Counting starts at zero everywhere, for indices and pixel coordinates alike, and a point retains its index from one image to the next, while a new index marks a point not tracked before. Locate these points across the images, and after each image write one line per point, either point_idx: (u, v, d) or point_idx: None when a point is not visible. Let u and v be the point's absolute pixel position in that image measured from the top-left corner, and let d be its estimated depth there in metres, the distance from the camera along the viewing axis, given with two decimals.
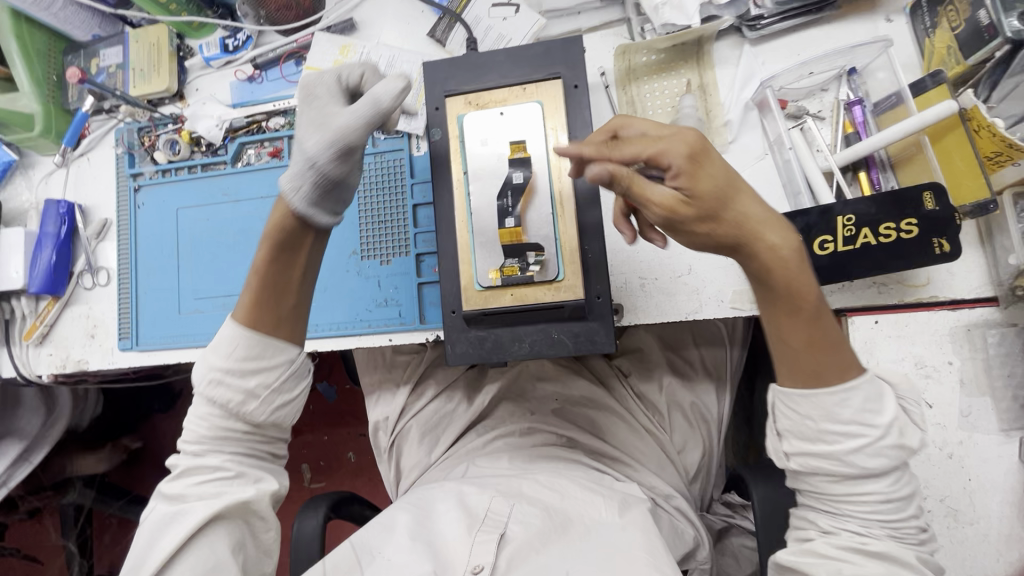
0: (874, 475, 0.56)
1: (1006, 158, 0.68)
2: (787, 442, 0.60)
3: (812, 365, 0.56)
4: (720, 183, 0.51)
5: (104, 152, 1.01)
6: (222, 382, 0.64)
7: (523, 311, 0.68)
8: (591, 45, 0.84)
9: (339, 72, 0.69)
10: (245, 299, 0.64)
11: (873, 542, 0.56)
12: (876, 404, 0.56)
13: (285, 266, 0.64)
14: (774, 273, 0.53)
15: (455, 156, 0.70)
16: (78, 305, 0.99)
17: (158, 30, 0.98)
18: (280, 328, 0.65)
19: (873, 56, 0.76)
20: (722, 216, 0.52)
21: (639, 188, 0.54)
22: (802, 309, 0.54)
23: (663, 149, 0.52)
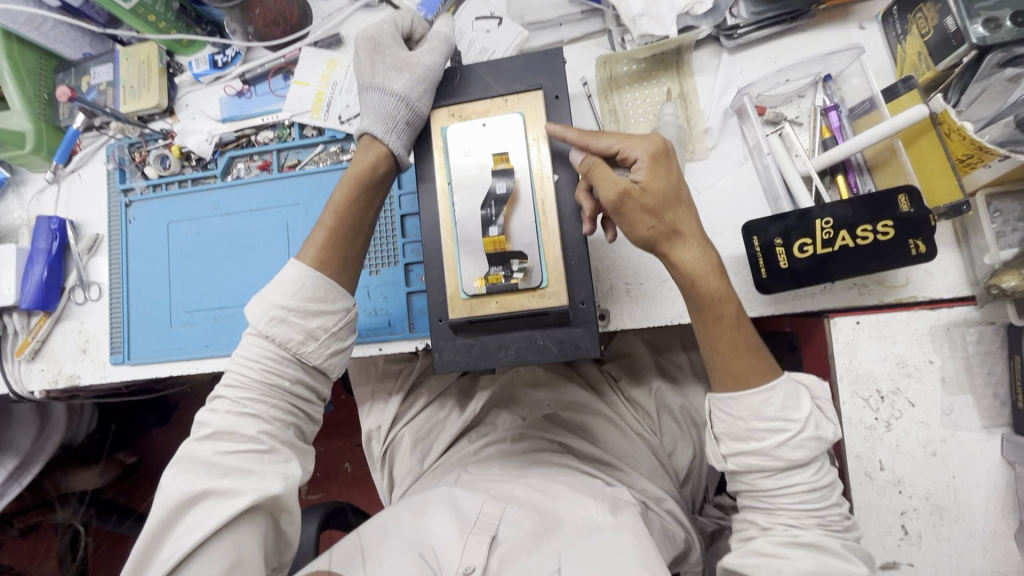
0: (799, 465, 0.65)
1: (977, 160, 0.69)
2: (723, 444, 0.69)
3: (737, 368, 0.66)
4: (668, 185, 0.63)
5: (96, 169, 1.02)
6: (284, 320, 0.74)
7: (508, 318, 0.69)
8: (572, 56, 0.87)
9: (393, 22, 0.78)
10: (317, 243, 0.77)
11: (805, 534, 0.65)
12: (794, 401, 0.65)
13: (353, 216, 0.77)
14: (698, 281, 0.64)
15: (439, 168, 0.72)
16: (69, 320, 1.00)
17: (148, 48, 0.99)
18: (342, 273, 0.78)
19: (847, 63, 0.78)
20: (664, 214, 0.63)
21: (602, 172, 0.63)
22: (725, 314, 0.65)
23: (631, 146, 0.64)
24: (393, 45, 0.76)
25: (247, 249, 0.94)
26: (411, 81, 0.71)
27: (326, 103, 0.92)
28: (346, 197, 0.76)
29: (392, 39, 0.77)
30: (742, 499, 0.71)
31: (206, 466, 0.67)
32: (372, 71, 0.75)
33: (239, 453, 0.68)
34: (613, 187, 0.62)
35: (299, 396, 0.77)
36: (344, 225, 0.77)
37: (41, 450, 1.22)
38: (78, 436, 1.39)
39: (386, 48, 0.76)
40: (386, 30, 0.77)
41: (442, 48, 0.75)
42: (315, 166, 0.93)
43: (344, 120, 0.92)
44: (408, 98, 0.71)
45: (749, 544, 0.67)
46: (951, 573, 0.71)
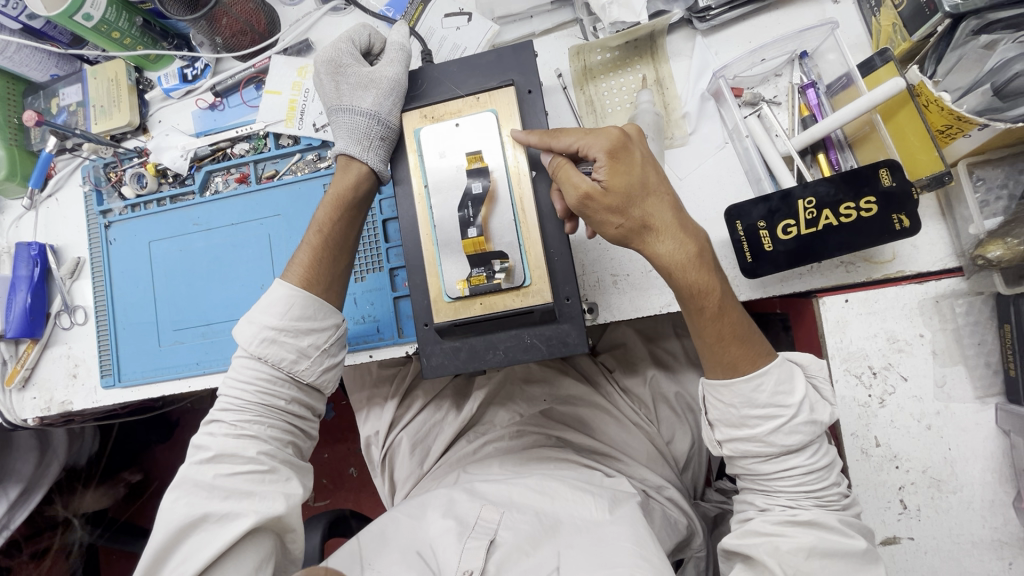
0: (794, 450, 0.65)
1: (956, 130, 0.68)
2: (718, 430, 0.69)
3: (728, 357, 0.65)
4: (631, 181, 0.62)
5: (73, 192, 1.01)
6: (275, 341, 0.74)
7: (494, 318, 0.69)
8: (544, 49, 0.85)
9: (351, 36, 0.78)
10: (303, 263, 0.76)
11: (803, 513, 0.64)
12: (788, 385, 0.65)
13: (339, 233, 0.76)
14: (676, 274, 0.63)
15: (414, 171, 0.71)
16: (57, 345, 0.99)
17: (116, 65, 0.98)
18: (330, 291, 0.77)
19: (822, 38, 0.77)
20: (630, 211, 0.62)
21: (566, 174, 0.63)
22: (706, 305, 0.64)
23: (590, 143, 0.63)
24: (354, 63, 0.76)
25: (231, 264, 0.93)
26: (378, 98, 0.72)
27: (300, 111, 0.91)
28: (328, 215, 0.75)
29: (353, 57, 0.77)
30: (742, 482, 0.71)
31: (205, 486, 0.66)
32: (336, 92, 0.76)
33: (239, 473, 0.68)
34: (576, 191, 0.62)
35: (295, 414, 0.77)
36: (329, 244, 0.76)
37: (43, 476, 1.21)
38: (81, 460, 1.38)
39: (347, 68, 0.76)
40: (345, 48, 0.77)
41: (400, 59, 0.75)
42: (293, 175, 0.92)
43: (318, 127, 0.90)
44: (379, 114, 0.71)
45: (747, 525, 0.67)
46: (952, 545, 0.71)
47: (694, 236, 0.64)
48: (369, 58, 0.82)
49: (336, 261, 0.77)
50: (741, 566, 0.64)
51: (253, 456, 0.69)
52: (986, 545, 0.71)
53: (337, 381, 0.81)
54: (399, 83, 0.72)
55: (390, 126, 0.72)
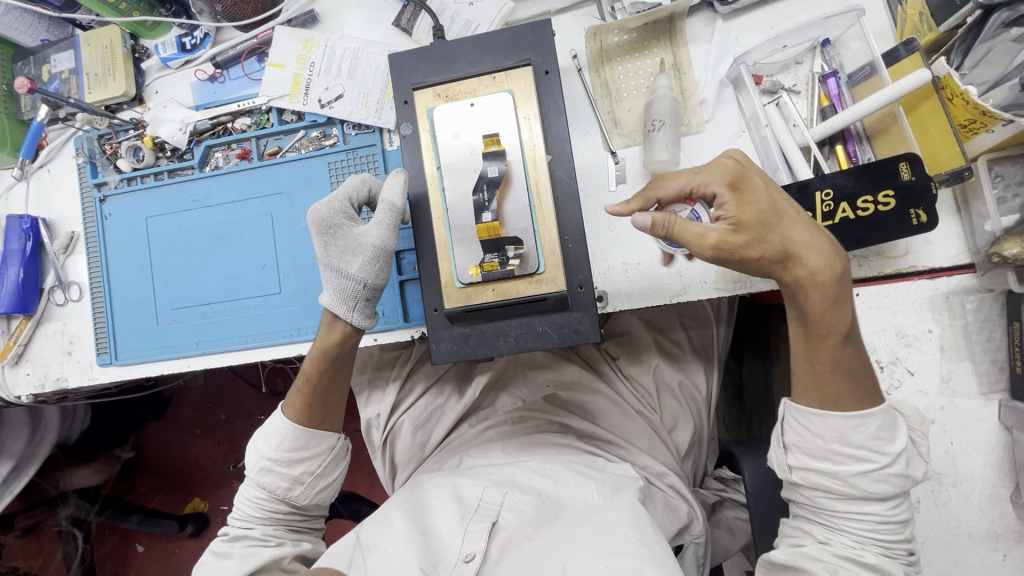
0: (877, 497, 0.62)
1: (980, 125, 0.67)
2: (793, 455, 0.66)
3: (832, 390, 0.62)
4: (763, 210, 0.59)
5: (65, 163, 0.98)
6: (270, 470, 0.76)
7: (505, 306, 0.68)
8: (560, 28, 0.83)
9: (348, 193, 0.75)
10: (296, 403, 0.78)
11: (867, 555, 0.61)
12: (889, 433, 0.62)
13: (327, 378, 0.77)
14: (811, 299, 0.61)
15: (427, 153, 0.69)
16: (51, 322, 0.96)
17: (110, 31, 0.94)
18: (326, 422, 0.78)
19: (846, 26, 0.75)
20: (769, 238, 0.59)
21: (682, 228, 0.61)
22: (831, 335, 0.61)
23: (707, 181, 0.61)
24: (346, 223, 0.75)
25: (232, 243, 0.90)
26: (364, 264, 0.73)
27: (305, 85, 0.87)
28: (313, 367, 0.76)
29: (345, 217, 0.75)
30: (798, 511, 0.68)
31: (222, 553, 0.73)
32: (323, 254, 0.74)
33: (251, 544, 0.74)
34: (702, 242, 0.61)
35: (295, 518, 0.79)
36: (319, 386, 0.76)
37: (35, 453, 1.19)
38: (72, 437, 1.32)
39: (339, 228, 0.74)
40: (337, 207, 0.74)
41: (390, 221, 0.71)
42: (297, 152, 0.89)
43: (324, 103, 0.87)
44: (365, 281, 0.73)
45: (799, 548, 0.63)
46: (949, 537, 0.73)
47: (837, 256, 0.61)
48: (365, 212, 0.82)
49: (349, 248, 0.74)
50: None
51: (259, 536, 0.75)
52: (982, 537, 0.72)
53: (337, 491, 0.82)
54: (385, 250, 0.73)
55: (373, 287, 0.74)
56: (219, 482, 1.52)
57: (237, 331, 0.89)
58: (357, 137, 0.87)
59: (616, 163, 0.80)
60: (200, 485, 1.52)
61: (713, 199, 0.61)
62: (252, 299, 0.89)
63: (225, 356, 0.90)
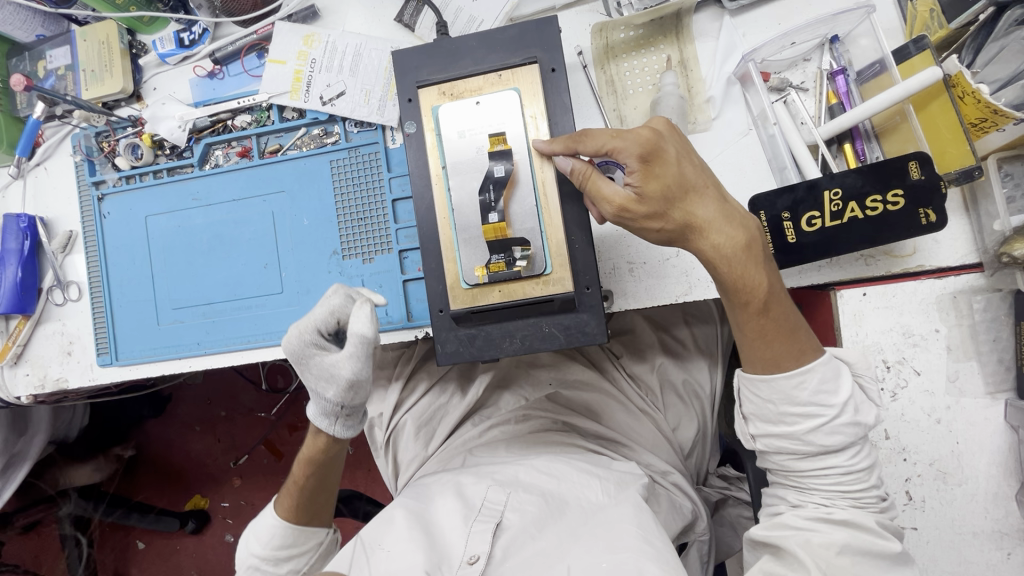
0: (834, 450, 0.62)
1: (991, 125, 0.67)
2: (754, 425, 0.67)
3: (768, 353, 0.63)
4: (667, 182, 0.60)
5: (62, 161, 0.96)
6: (258, 568, 0.77)
7: (512, 307, 0.67)
8: (566, 24, 0.82)
9: (318, 324, 0.69)
10: (284, 502, 0.78)
11: (837, 511, 0.62)
12: (832, 384, 0.62)
13: (315, 482, 0.76)
14: (720, 268, 0.61)
15: (432, 152, 0.68)
16: (50, 322, 0.95)
17: (107, 27, 0.92)
18: (314, 519, 0.78)
19: (856, 23, 0.74)
20: (670, 214, 0.61)
21: (596, 186, 0.62)
22: (751, 301, 0.61)
23: (620, 148, 0.60)
24: (319, 353, 0.70)
25: (233, 242, 0.89)
26: (341, 391, 0.70)
27: (306, 83, 0.86)
28: (301, 471, 0.77)
29: (318, 348, 0.69)
30: (774, 477, 0.69)
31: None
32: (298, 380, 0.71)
33: None
34: (610, 203, 0.62)
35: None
36: (306, 490, 0.76)
37: (24, 453, 1.18)
38: (70, 435, 1.32)
39: (311, 359, 0.70)
40: (308, 339, 0.69)
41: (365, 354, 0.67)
42: (298, 150, 0.88)
43: (326, 100, 0.85)
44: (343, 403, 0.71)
45: (777, 518, 0.65)
46: (954, 535, 0.73)
47: (743, 225, 0.61)
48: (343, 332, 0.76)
49: (324, 376, 0.70)
50: (768, 558, 0.63)
51: None
52: (987, 535, 0.72)
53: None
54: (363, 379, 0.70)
55: (353, 405, 0.73)
56: (220, 480, 1.51)
57: (239, 330, 0.88)
58: (359, 135, 0.86)
59: None
60: (200, 484, 1.52)
61: (626, 168, 0.61)
62: (254, 299, 0.88)
63: (227, 357, 0.89)
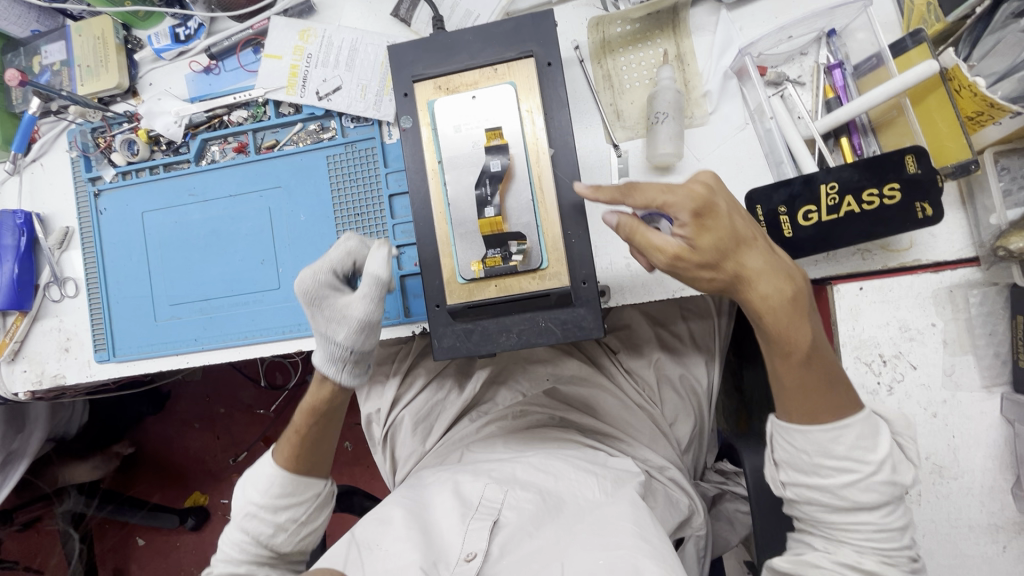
0: (868, 507, 0.62)
1: (987, 118, 0.67)
2: (784, 471, 0.66)
3: (805, 405, 0.63)
4: (721, 238, 0.59)
5: (59, 156, 0.96)
6: (255, 515, 0.76)
7: (509, 302, 0.67)
8: (562, 18, 0.81)
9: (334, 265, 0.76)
10: (283, 451, 0.78)
11: (866, 564, 0.60)
12: (870, 441, 0.62)
13: (318, 429, 0.77)
14: (766, 319, 0.61)
15: (428, 146, 0.68)
16: (47, 318, 0.95)
17: (102, 22, 0.92)
18: (314, 470, 0.78)
19: (853, 16, 0.74)
20: (723, 266, 0.60)
21: (644, 238, 0.62)
22: (793, 354, 0.61)
23: (674, 202, 0.59)
24: (332, 294, 0.75)
25: (230, 238, 0.89)
26: (351, 334, 0.74)
27: (302, 77, 0.86)
28: (304, 419, 0.77)
29: (331, 288, 0.75)
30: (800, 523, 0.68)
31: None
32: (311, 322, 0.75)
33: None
34: (659, 254, 0.62)
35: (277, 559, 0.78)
36: (308, 436, 0.77)
37: (24, 450, 1.18)
38: (70, 432, 1.31)
39: (324, 300, 0.74)
40: (323, 279, 0.75)
41: (375, 294, 0.73)
42: (295, 146, 0.88)
43: (322, 95, 0.85)
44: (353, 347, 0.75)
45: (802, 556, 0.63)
46: (949, 528, 0.73)
47: (791, 279, 0.61)
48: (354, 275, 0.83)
49: (335, 318, 0.75)
50: None
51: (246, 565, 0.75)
52: (982, 529, 0.72)
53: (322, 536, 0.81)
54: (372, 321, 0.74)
55: (360, 350, 0.76)
56: (218, 476, 1.51)
57: (236, 326, 0.89)
58: (356, 130, 0.85)
59: (618, 156, 0.79)
60: (199, 480, 1.52)
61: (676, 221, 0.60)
62: (252, 295, 0.88)
63: (225, 353, 0.89)
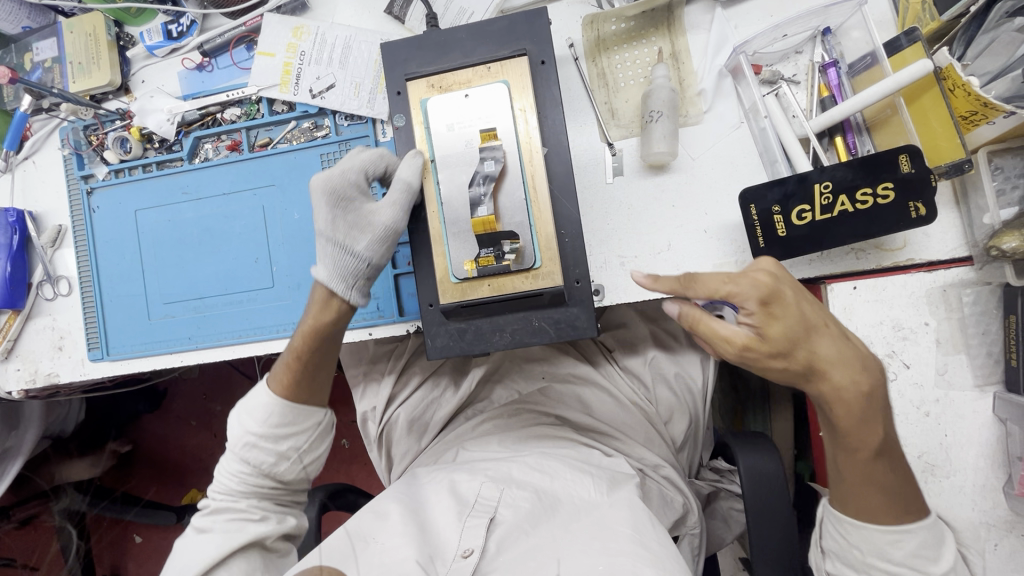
0: None
1: (981, 117, 0.67)
2: (832, 562, 0.66)
3: (865, 505, 0.61)
4: (790, 328, 0.58)
5: (51, 154, 0.96)
6: (255, 445, 0.75)
7: (502, 301, 0.67)
8: (556, 15, 0.81)
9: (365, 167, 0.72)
10: (283, 377, 0.76)
11: None
12: (932, 551, 0.60)
13: (320, 353, 0.75)
14: (836, 411, 0.59)
15: (421, 145, 0.68)
16: (41, 317, 0.95)
17: (94, 19, 0.91)
18: (314, 397, 0.77)
19: (848, 14, 0.73)
20: (793, 354, 0.58)
21: (708, 327, 0.62)
22: (860, 452, 0.60)
23: (741, 292, 0.58)
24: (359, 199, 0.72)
25: (224, 236, 0.89)
26: (372, 244, 0.71)
27: (295, 75, 0.85)
28: (303, 343, 0.74)
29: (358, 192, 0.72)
30: None
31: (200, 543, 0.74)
32: (331, 225, 0.71)
33: (234, 518, 0.73)
34: (725, 344, 0.61)
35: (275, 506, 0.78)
36: (309, 359, 0.74)
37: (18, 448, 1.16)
38: (66, 429, 1.31)
39: (350, 203, 0.72)
40: (353, 179, 0.72)
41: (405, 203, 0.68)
42: (288, 144, 0.87)
43: (316, 93, 0.85)
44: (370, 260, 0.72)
45: None
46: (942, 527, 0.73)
47: (866, 372, 0.59)
48: (380, 186, 0.83)
49: (358, 225, 0.71)
50: None
51: (244, 508, 0.75)
52: (975, 527, 0.73)
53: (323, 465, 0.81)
54: (395, 230, 0.71)
55: (376, 266, 0.73)
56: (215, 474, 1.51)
57: (230, 325, 0.88)
58: (350, 128, 0.85)
59: (613, 155, 0.79)
60: (196, 478, 1.52)
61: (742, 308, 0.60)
62: (246, 294, 0.88)
63: (219, 351, 0.89)
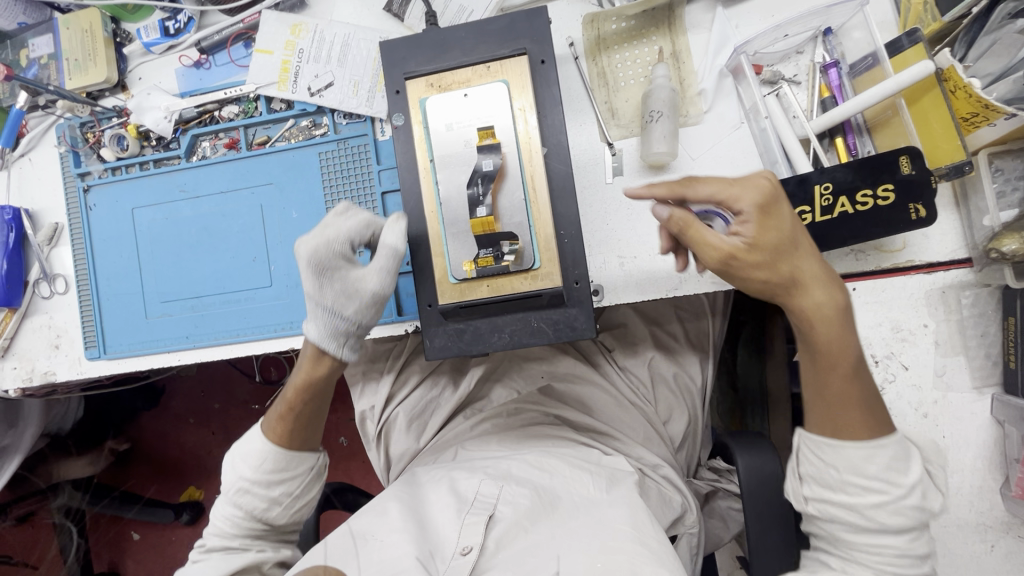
0: (892, 531, 0.58)
1: (982, 118, 0.67)
2: (808, 486, 0.63)
3: (839, 419, 0.60)
4: (781, 237, 0.59)
5: (47, 151, 0.95)
6: (248, 490, 0.73)
7: (500, 302, 0.67)
8: (556, 14, 0.80)
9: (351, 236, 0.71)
10: (276, 428, 0.75)
11: None
12: (904, 464, 0.59)
13: (312, 405, 0.74)
14: (814, 323, 0.60)
15: (419, 144, 0.68)
16: (38, 315, 0.95)
17: (90, 15, 0.90)
18: (306, 445, 0.76)
19: (849, 15, 0.73)
20: (778, 266, 0.59)
21: (698, 235, 0.61)
22: (838, 363, 0.60)
23: (737, 195, 0.59)
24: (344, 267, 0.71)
25: (222, 234, 0.88)
26: (360, 309, 0.71)
27: (294, 73, 0.85)
28: (296, 395, 0.74)
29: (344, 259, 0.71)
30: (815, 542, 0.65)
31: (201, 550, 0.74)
32: (318, 294, 0.70)
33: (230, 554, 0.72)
34: (714, 253, 0.61)
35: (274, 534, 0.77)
36: (301, 413, 0.74)
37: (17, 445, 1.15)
38: (64, 427, 1.31)
39: (337, 272, 0.70)
40: (337, 250, 0.70)
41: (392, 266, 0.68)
42: (286, 142, 0.87)
43: (314, 91, 0.84)
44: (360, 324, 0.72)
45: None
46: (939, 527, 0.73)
47: (840, 288, 0.61)
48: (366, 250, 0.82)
49: (345, 293, 0.71)
50: None
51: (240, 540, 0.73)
52: (972, 528, 0.73)
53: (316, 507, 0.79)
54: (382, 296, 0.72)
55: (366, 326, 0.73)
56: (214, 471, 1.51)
57: (228, 324, 0.88)
58: (348, 126, 0.85)
59: (613, 155, 0.79)
60: (195, 476, 1.52)
61: (737, 215, 0.60)
62: (244, 293, 0.88)
63: (217, 350, 0.89)
